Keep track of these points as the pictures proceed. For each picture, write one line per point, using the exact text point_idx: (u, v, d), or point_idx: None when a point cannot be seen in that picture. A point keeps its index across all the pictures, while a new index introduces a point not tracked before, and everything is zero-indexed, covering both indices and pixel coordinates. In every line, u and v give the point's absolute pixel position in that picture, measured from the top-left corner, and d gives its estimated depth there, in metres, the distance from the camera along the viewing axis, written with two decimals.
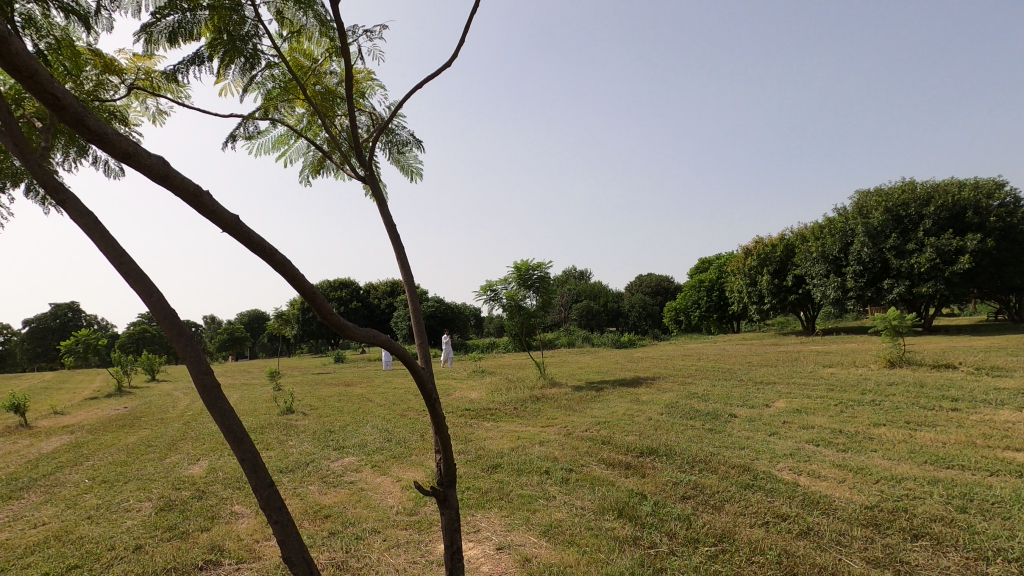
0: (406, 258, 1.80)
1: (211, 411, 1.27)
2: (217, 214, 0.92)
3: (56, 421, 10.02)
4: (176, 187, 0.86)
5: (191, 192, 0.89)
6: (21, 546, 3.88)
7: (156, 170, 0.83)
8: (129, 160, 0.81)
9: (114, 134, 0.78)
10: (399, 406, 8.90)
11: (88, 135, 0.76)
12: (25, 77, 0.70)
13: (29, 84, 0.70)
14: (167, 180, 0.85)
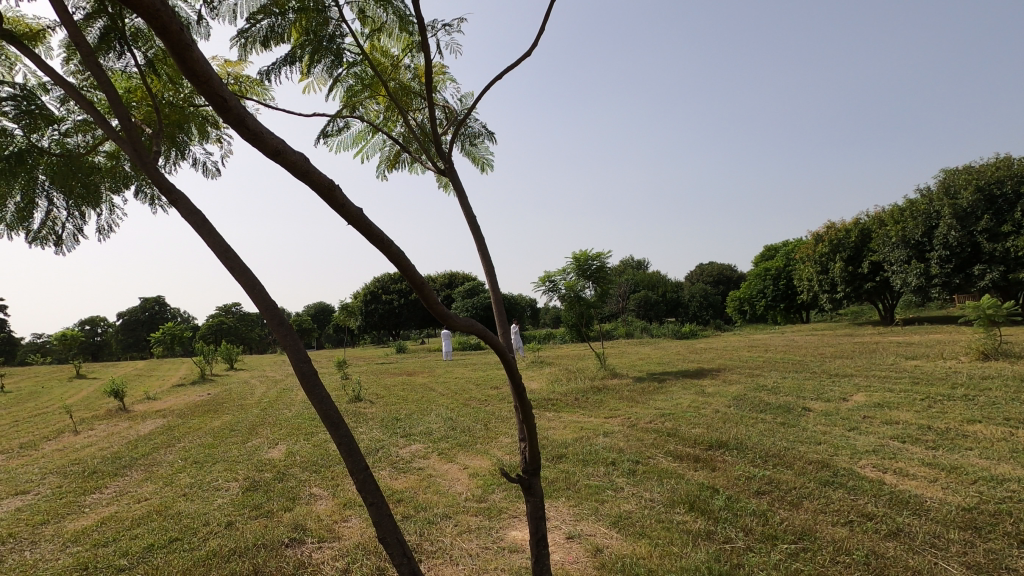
0: (486, 248, 1.82)
1: (310, 397, 1.34)
2: (345, 208, 0.98)
3: (150, 406, 10.89)
4: (314, 182, 0.92)
5: (324, 184, 0.95)
6: (129, 519, 4.25)
7: (298, 167, 0.90)
8: (274, 155, 0.87)
9: (263, 131, 0.85)
10: (461, 395, 9.06)
11: (245, 133, 0.83)
12: (200, 81, 0.78)
13: (203, 88, 0.77)
14: (306, 176, 0.92)
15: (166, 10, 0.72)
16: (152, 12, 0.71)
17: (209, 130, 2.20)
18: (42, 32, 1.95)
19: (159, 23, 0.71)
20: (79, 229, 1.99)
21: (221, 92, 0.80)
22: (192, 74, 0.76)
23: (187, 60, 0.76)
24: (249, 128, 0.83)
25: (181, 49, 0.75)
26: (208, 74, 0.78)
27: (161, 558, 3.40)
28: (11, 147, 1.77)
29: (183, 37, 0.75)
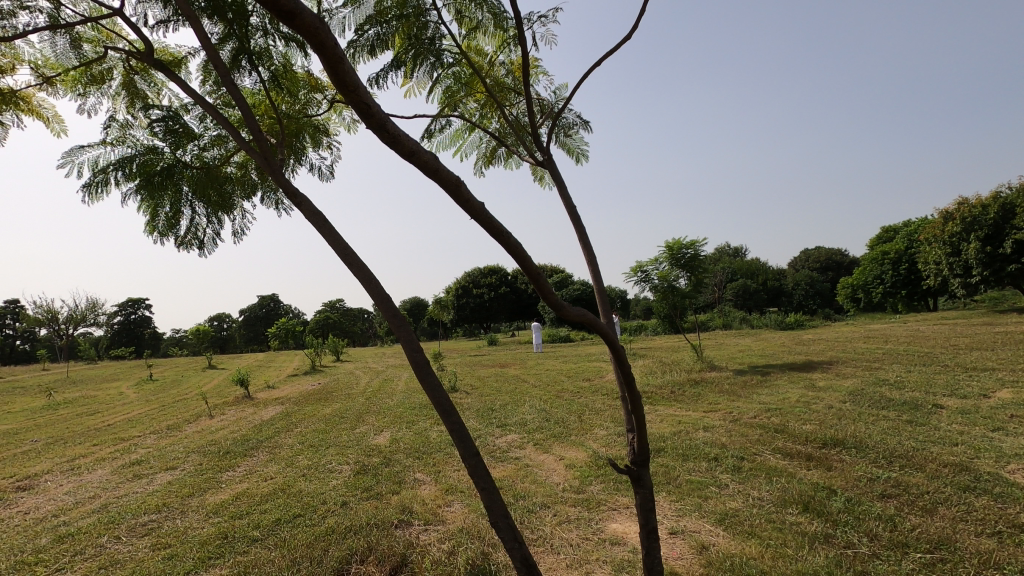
0: (587, 239, 1.81)
1: (423, 385, 1.41)
2: (469, 203, 1.01)
3: (270, 394, 11.97)
4: (443, 179, 0.97)
5: (450, 181, 0.98)
6: (259, 495, 4.70)
7: (430, 165, 0.94)
8: (408, 155, 0.92)
9: (400, 133, 0.90)
10: (554, 387, 9.10)
11: (385, 137, 0.89)
12: (349, 91, 0.84)
13: (350, 96, 0.83)
14: (436, 174, 0.96)
15: (323, 28, 0.79)
16: (312, 31, 0.78)
17: (321, 137, 2.35)
18: (183, 58, 2.18)
19: (316, 39, 0.78)
20: (218, 234, 2.21)
21: (366, 99, 0.86)
22: (342, 83, 0.82)
23: (338, 71, 0.82)
24: (388, 132, 0.89)
25: (332, 61, 0.81)
26: (355, 82, 0.84)
27: (287, 532, 3.74)
28: (162, 163, 2.00)
29: (334, 49, 0.81)
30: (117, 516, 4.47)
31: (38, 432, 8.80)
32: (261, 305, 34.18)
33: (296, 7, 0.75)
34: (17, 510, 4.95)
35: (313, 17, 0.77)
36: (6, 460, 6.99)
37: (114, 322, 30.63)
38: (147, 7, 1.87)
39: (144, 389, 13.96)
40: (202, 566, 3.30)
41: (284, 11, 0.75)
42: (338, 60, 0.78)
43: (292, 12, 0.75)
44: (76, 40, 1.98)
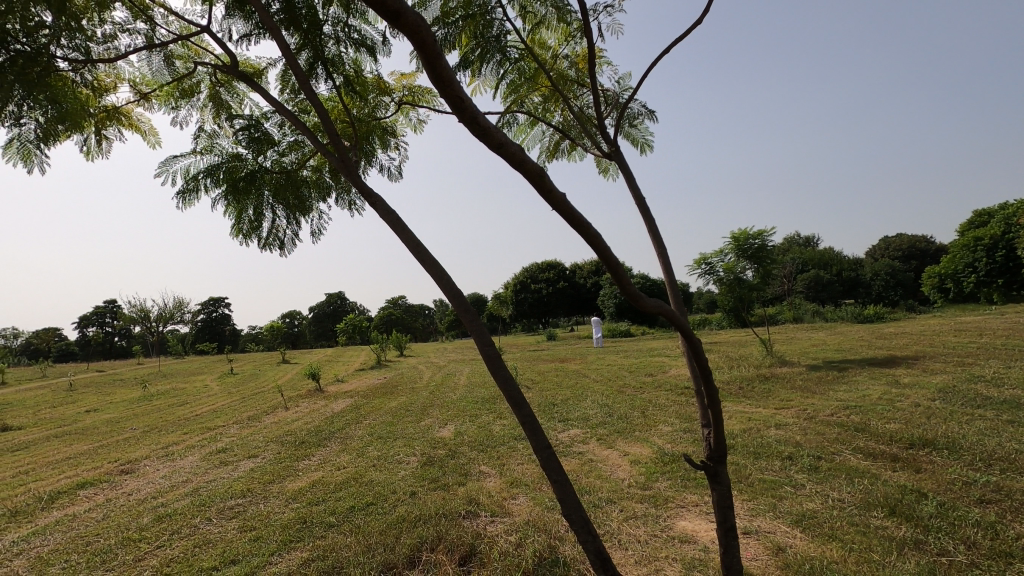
0: (656, 230, 1.77)
1: (495, 377, 1.43)
2: (552, 194, 1.01)
3: (340, 387, 12.51)
4: (529, 171, 0.97)
5: (535, 172, 0.99)
6: (333, 483, 4.93)
7: (516, 158, 0.95)
8: (497, 148, 0.93)
9: (490, 126, 0.91)
10: (615, 382, 9.00)
11: (476, 131, 0.90)
12: (445, 88, 0.86)
13: (446, 91, 0.84)
14: (522, 166, 0.97)
15: (424, 26, 0.80)
16: (414, 30, 0.79)
17: (388, 138, 2.42)
18: (263, 69, 2.30)
19: (419, 37, 0.79)
20: (297, 235, 2.33)
21: (459, 95, 0.88)
22: (439, 79, 0.84)
23: (436, 67, 0.84)
24: (479, 125, 0.90)
25: (432, 57, 0.82)
26: (451, 78, 0.85)
27: (361, 519, 3.90)
28: (245, 169, 2.12)
29: (435, 46, 0.82)
30: (207, 500, 4.81)
31: (136, 421, 9.59)
32: (328, 303, 35.67)
33: (401, 6, 0.77)
34: (121, 491, 5.42)
35: (416, 15, 0.78)
36: (110, 446, 7.67)
37: (197, 320, 32.90)
38: (231, 23, 1.98)
39: (225, 382, 14.92)
40: (284, 549, 3.49)
41: (389, 10, 0.77)
42: (440, 57, 0.80)
43: (396, 10, 0.77)
44: (170, 58, 2.13)
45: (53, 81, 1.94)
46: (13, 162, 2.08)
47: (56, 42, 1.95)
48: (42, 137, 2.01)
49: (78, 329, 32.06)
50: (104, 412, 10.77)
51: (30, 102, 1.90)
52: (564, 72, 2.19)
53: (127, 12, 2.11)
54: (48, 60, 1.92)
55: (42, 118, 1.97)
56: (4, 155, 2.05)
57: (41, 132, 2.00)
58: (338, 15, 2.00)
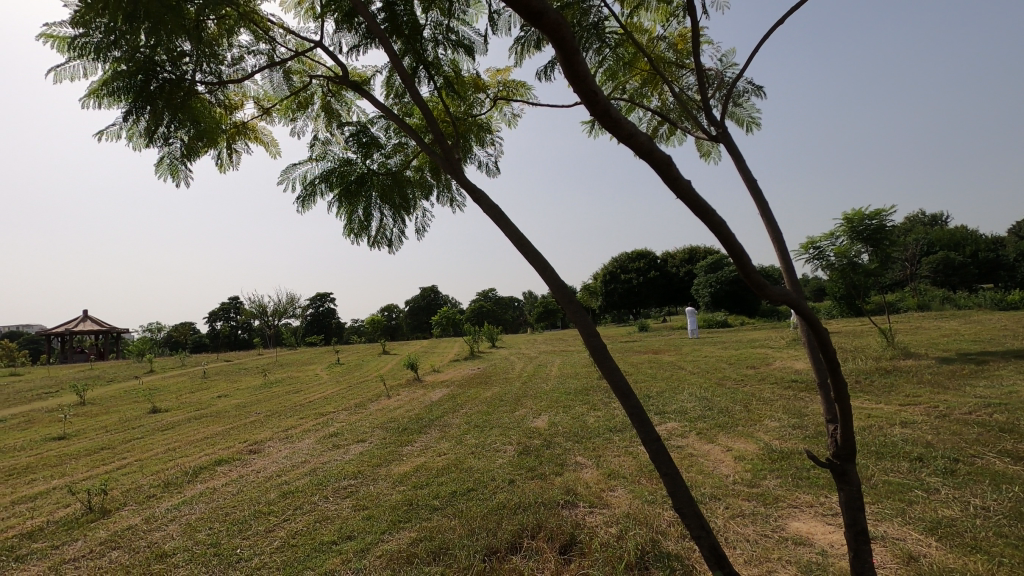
0: (768, 213, 1.69)
1: (602, 369, 1.43)
2: (677, 181, 1.01)
3: (436, 377, 13.03)
4: (656, 160, 0.97)
5: (662, 161, 0.99)
6: (436, 468, 5.17)
7: (645, 148, 0.96)
8: (628, 139, 0.94)
9: (621, 118, 0.92)
10: (714, 375, 8.62)
11: (607, 123, 0.92)
12: (577, 80, 0.89)
13: (581, 85, 0.87)
14: (650, 155, 0.98)
15: (563, 23, 0.84)
16: (554, 27, 0.83)
17: (485, 135, 2.47)
18: (368, 76, 2.43)
19: (558, 34, 0.83)
20: (403, 232, 2.45)
21: (591, 88, 0.90)
22: (574, 73, 0.87)
23: (571, 61, 0.87)
24: (611, 118, 0.91)
25: (569, 53, 0.86)
26: (586, 72, 0.88)
27: (463, 503, 4.06)
28: (355, 173, 2.27)
29: (572, 40, 0.86)
30: (323, 479, 5.21)
31: (260, 406, 10.61)
32: (423, 296, 37.16)
33: (543, 6, 0.82)
34: (251, 468, 6.03)
35: (557, 14, 0.83)
36: (239, 428, 8.53)
37: (307, 314, 35.63)
38: (341, 36, 2.12)
39: (334, 371, 16.07)
40: (394, 529, 3.71)
41: (531, 11, 0.82)
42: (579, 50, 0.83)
43: (538, 11, 0.82)
44: (287, 73, 2.31)
45: (193, 104, 2.20)
46: (164, 178, 2.36)
47: (194, 68, 2.18)
48: (187, 153, 2.30)
49: (208, 323, 35.89)
50: (233, 398, 11.98)
51: (176, 124, 2.16)
52: (663, 55, 2.16)
53: (248, 33, 2.31)
54: (189, 85, 2.17)
55: (185, 137, 2.23)
56: (157, 172, 2.35)
57: (186, 149, 2.28)
58: (437, 20, 2.07)
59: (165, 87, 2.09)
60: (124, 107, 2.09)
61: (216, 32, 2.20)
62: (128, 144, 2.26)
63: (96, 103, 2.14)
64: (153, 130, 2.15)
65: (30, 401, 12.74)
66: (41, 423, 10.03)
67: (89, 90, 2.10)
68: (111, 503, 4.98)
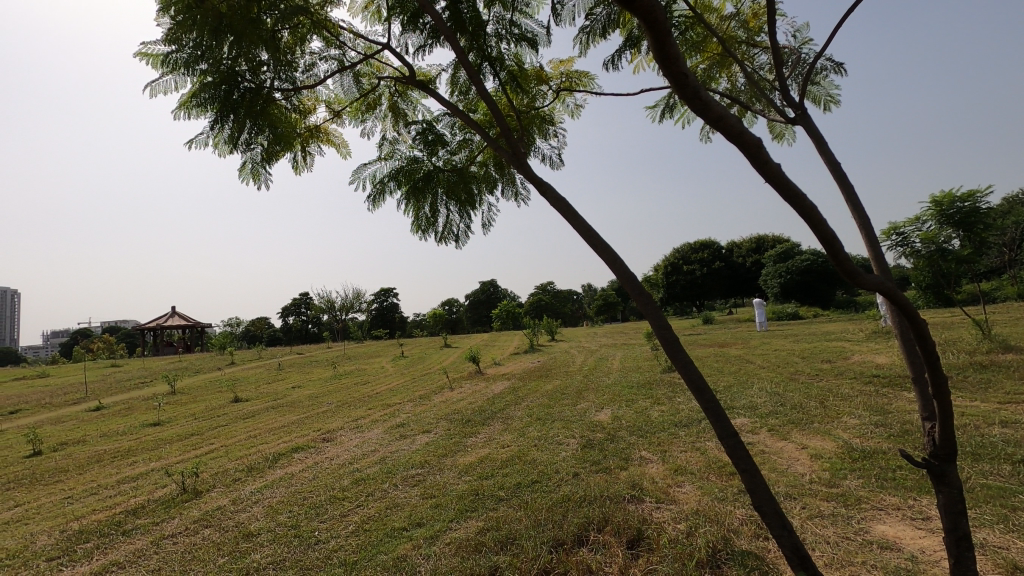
0: (854, 196, 1.61)
1: (675, 362, 1.42)
2: (768, 166, 1.00)
3: (497, 370, 13.18)
4: (747, 143, 0.96)
5: (752, 144, 0.97)
6: (500, 460, 5.23)
7: (735, 130, 0.95)
8: (718, 121, 0.93)
9: (712, 100, 0.92)
10: (786, 369, 8.24)
11: (697, 106, 0.92)
12: (667, 63, 0.89)
13: (672, 68, 0.88)
14: (740, 139, 0.97)
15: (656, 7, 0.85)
16: (647, 11, 0.84)
17: (548, 127, 2.47)
18: (433, 75, 2.48)
19: (651, 17, 0.84)
20: (468, 228, 2.49)
21: (681, 70, 0.90)
22: (666, 57, 0.88)
23: (662, 44, 0.87)
24: (701, 100, 0.91)
25: (661, 37, 0.86)
26: (676, 54, 0.89)
27: (528, 495, 4.09)
28: (422, 171, 2.33)
29: (664, 23, 0.86)
30: (392, 468, 5.41)
31: (331, 397, 11.11)
32: (482, 290, 37.45)
33: None
34: (325, 456, 6.33)
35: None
36: (313, 417, 8.97)
37: (372, 308, 36.89)
38: (408, 38, 2.17)
39: (398, 364, 16.57)
40: (461, 517, 3.79)
41: None
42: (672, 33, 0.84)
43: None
44: (357, 76, 2.38)
45: (270, 110, 2.32)
46: (246, 182, 2.51)
47: (271, 76, 2.30)
48: (265, 157, 2.43)
49: (281, 318, 37.87)
50: (306, 389, 12.60)
51: (257, 131, 2.28)
52: (732, 34, 2.10)
53: (319, 40, 2.40)
54: (267, 93, 2.29)
55: (265, 142, 2.36)
56: (239, 177, 2.50)
57: (264, 154, 2.42)
58: (500, 14, 2.09)
59: (246, 96, 2.22)
60: (209, 116, 2.24)
61: (290, 40, 2.29)
62: (214, 151, 2.42)
63: (186, 115, 2.31)
64: (236, 137, 2.29)
65: (130, 390, 13.93)
66: (139, 410, 10.94)
67: (180, 102, 2.26)
68: (202, 485, 5.38)
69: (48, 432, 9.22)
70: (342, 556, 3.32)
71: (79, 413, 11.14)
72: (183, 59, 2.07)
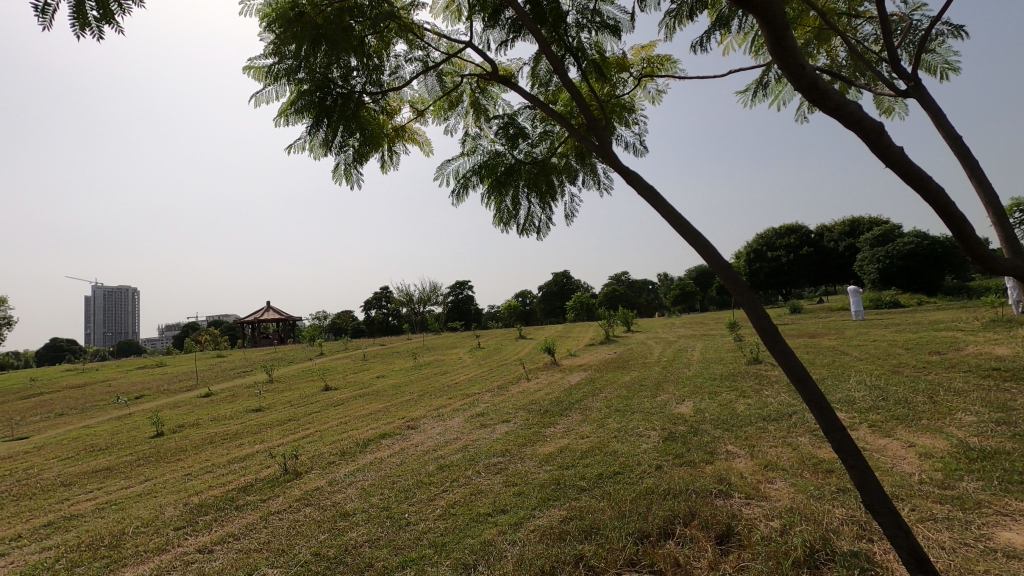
0: (977, 171, 1.49)
1: (774, 352, 1.38)
2: (890, 149, 1.10)
3: (573, 361, 13.16)
4: (867, 125, 1.06)
5: (870, 127, 1.07)
6: (580, 450, 5.24)
7: (854, 114, 1.06)
8: (836, 107, 1.05)
9: (830, 89, 1.04)
10: (887, 361, 7.63)
11: (814, 95, 1.04)
12: (786, 56, 1.02)
13: (790, 60, 1.01)
14: (859, 123, 1.07)
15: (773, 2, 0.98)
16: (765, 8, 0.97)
17: (630, 115, 2.44)
18: (512, 70, 2.52)
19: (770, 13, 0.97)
20: (550, 219, 2.50)
21: (798, 61, 1.02)
22: (785, 50, 1.00)
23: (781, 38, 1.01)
24: (819, 89, 1.03)
25: (780, 32, 1.00)
26: (792, 47, 1.01)
27: (610, 485, 4.08)
28: (503, 164, 2.37)
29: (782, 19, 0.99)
30: (474, 456, 5.56)
31: (413, 386, 11.56)
32: (555, 281, 37.37)
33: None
34: (410, 442, 6.61)
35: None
36: (397, 406, 9.39)
37: (448, 300, 37.88)
38: (490, 35, 2.21)
39: (476, 355, 16.96)
40: (544, 506, 3.85)
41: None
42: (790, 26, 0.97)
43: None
44: (440, 75, 2.45)
45: (360, 113, 2.44)
46: (339, 182, 2.66)
47: (360, 80, 2.42)
48: (356, 158, 2.56)
49: (364, 310, 39.75)
50: (390, 378, 13.19)
51: (349, 133, 2.42)
52: (832, 6, 2.00)
53: (404, 43, 2.50)
54: (357, 97, 2.41)
55: (356, 144, 2.49)
56: (333, 178, 2.66)
57: (355, 155, 2.55)
58: (581, 3, 2.08)
59: (338, 102, 2.35)
60: (306, 122, 2.39)
61: (377, 45, 2.40)
62: (310, 155, 2.58)
63: (286, 123, 2.48)
64: (330, 140, 2.43)
65: (234, 378, 15.19)
66: (243, 397, 11.91)
67: (280, 110, 2.43)
68: (301, 467, 5.79)
69: (168, 415, 10.25)
70: (432, 538, 3.47)
71: (192, 398, 12.30)
72: (283, 70, 2.23)
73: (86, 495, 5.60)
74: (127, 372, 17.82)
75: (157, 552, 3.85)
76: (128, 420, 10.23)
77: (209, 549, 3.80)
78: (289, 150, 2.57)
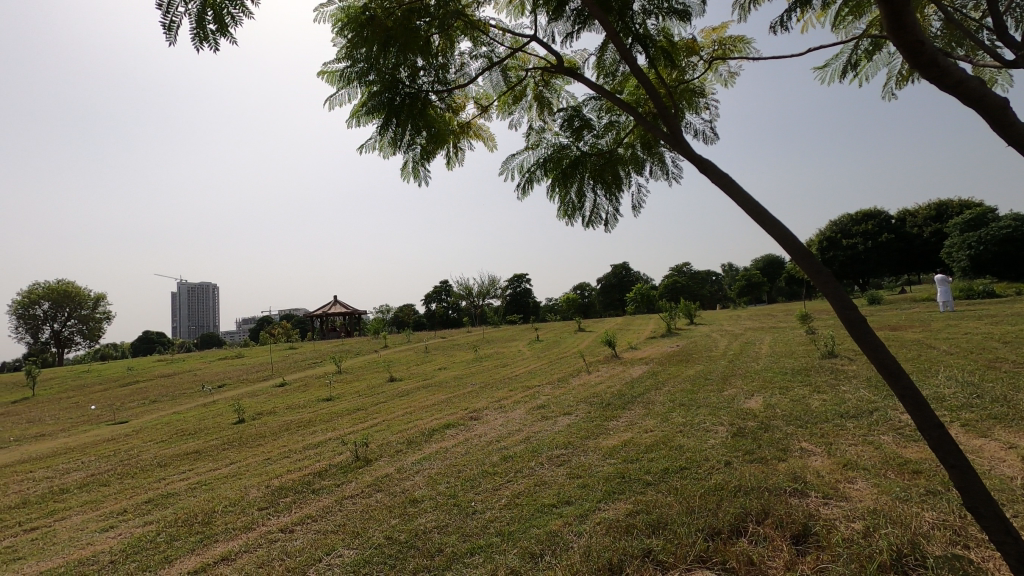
0: None
1: (862, 345, 1.35)
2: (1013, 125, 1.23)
3: (634, 354, 12.97)
4: (991, 102, 1.21)
5: (994, 105, 1.21)
6: (644, 444, 5.17)
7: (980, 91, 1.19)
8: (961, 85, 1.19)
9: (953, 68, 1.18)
10: (982, 355, 7.04)
11: (938, 73, 1.18)
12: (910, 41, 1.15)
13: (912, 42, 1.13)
14: (983, 101, 1.21)
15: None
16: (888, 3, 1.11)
17: (699, 100, 2.38)
18: (576, 61, 2.51)
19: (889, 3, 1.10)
20: (616, 210, 2.47)
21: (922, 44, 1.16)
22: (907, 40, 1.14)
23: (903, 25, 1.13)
24: (944, 69, 1.18)
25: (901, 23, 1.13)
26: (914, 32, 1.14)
27: (677, 480, 4.01)
28: (568, 157, 2.37)
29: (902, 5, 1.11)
30: (537, 447, 5.60)
31: (474, 378, 11.76)
32: (614, 274, 36.80)
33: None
34: (473, 433, 6.74)
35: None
36: (459, 397, 9.58)
37: (506, 294, 38.16)
38: (556, 27, 2.21)
39: (535, 347, 17.01)
40: (609, 499, 3.83)
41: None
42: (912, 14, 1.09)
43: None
44: (504, 70, 2.47)
45: (427, 111, 2.50)
46: (408, 180, 2.74)
47: (427, 79, 2.48)
48: (423, 155, 2.63)
49: (424, 304, 40.69)
50: (451, 370, 13.47)
51: (417, 132, 2.49)
52: None
53: (468, 41, 2.53)
54: (425, 96, 2.47)
55: (423, 142, 2.56)
56: (402, 177, 2.74)
57: (422, 153, 2.62)
58: None
59: (407, 101, 2.41)
60: (376, 123, 2.47)
61: (442, 44, 2.45)
62: (380, 154, 2.67)
63: (357, 124, 2.58)
64: (398, 139, 2.50)
65: (306, 369, 15.98)
66: (315, 387, 12.53)
67: (352, 112, 2.53)
68: (371, 454, 6.03)
69: (248, 403, 10.93)
70: (498, 526, 3.54)
71: (269, 387, 13.06)
72: (355, 73, 2.32)
73: (179, 475, 6.07)
74: (210, 362, 19.15)
75: (244, 530, 4.12)
76: (213, 407, 10.99)
77: (290, 529, 4.04)
78: (360, 150, 2.67)
